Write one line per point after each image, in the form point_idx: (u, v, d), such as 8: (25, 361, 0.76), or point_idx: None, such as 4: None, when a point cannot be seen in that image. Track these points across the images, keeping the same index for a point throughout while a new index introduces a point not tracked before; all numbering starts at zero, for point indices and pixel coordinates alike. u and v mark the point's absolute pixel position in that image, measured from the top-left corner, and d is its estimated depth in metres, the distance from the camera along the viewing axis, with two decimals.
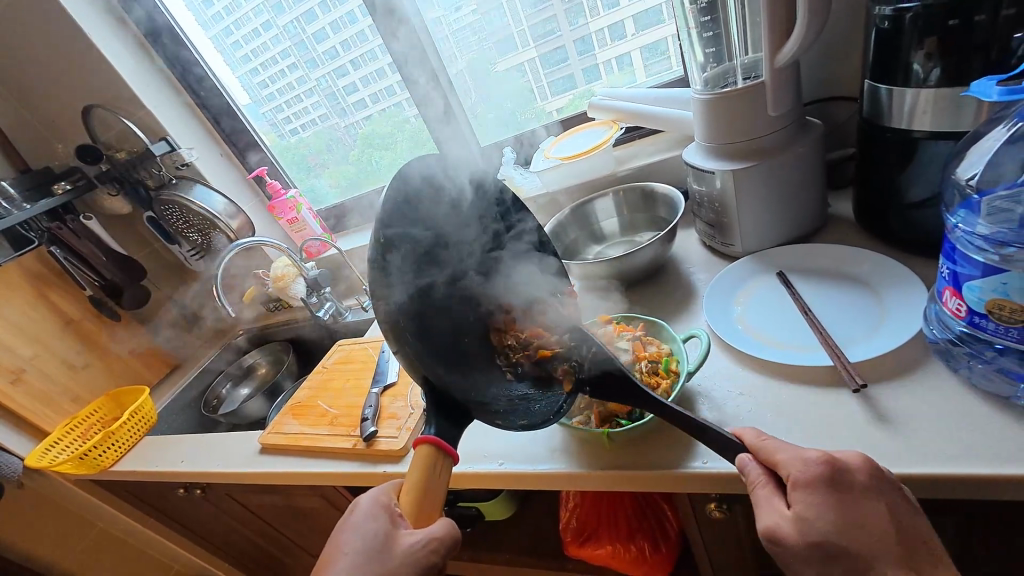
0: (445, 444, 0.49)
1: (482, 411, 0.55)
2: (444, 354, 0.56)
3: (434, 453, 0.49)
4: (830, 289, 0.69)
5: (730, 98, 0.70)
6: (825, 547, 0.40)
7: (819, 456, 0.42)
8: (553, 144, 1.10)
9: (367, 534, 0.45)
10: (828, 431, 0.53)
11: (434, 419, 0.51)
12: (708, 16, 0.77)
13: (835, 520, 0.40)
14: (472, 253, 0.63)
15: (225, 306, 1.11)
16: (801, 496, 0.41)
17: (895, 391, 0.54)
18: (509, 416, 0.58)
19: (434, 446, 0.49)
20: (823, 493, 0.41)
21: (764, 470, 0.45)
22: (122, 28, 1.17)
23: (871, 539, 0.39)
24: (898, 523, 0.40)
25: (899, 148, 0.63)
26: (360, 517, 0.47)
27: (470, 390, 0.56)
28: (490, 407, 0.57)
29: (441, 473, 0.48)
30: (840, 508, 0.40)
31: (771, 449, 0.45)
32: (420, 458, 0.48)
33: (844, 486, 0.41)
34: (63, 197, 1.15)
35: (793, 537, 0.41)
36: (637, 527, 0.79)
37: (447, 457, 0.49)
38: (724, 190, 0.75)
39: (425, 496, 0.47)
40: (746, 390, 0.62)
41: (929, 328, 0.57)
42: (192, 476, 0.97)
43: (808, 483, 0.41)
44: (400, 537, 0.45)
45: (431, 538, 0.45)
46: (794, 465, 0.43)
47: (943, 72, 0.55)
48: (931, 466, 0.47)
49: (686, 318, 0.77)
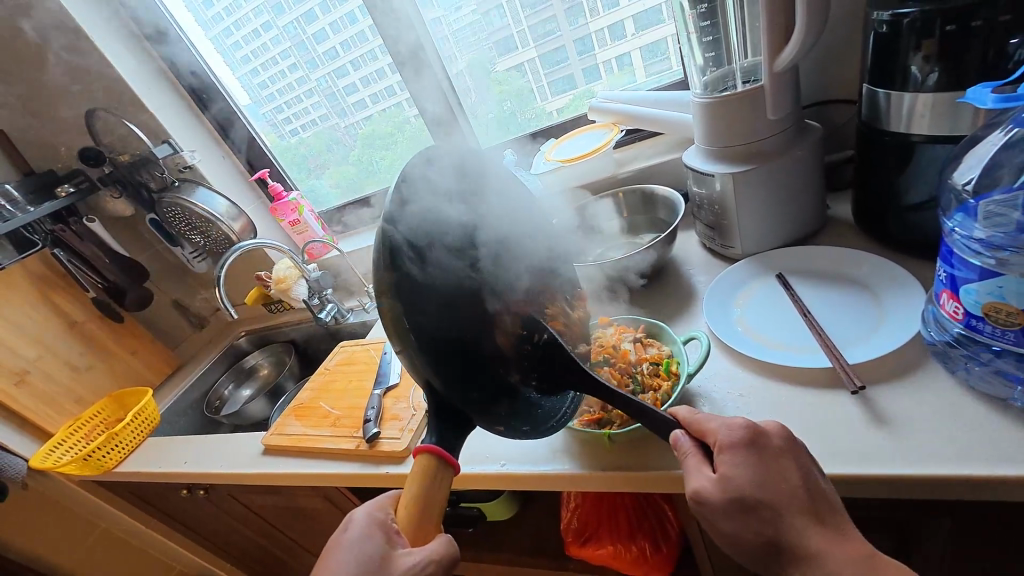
0: (444, 453, 0.49)
1: (485, 419, 0.54)
2: (461, 360, 0.52)
3: (432, 463, 0.49)
4: (830, 292, 0.69)
5: (730, 101, 0.70)
6: (740, 508, 0.42)
7: (743, 423, 0.46)
8: (552, 147, 1.11)
9: (364, 555, 0.46)
10: (828, 431, 0.54)
11: (437, 428, 0.52)
12: (706, 20, 0.78)
13: (754, 479, 0.43)
14: (496, 251, 0.60)
15: (228, 307, 1.12)
16: (724, 458, 0.44)
17: (893, 393, 0.55)
18: (512, 423, 0.56)
19: (433, 456, 0.49)
20: (739, 453, 0.44)
21: (695, 441, 0.48)
22: (124, 31, 1.18)
23: (782, 499, 0.42)
24: (810, 487, 0.43)
25: (897, 151, 0.64)
26: (356, 534, 0.48)
27: (478, 395, 0.53)
28: (495, 413, 0.54)
29: (440, 485, 0.48)
30: (759, 471, 0.43)
31: (701, 421, 0.48)
32: (418, 469, 0.48)
33: (761, 448, 0.44)
34: (67, 199, 1.17)
35: (714, 495, 0.43)
36: (638, 527, 0.80)
37: (447, 467, 0.49)
38: (724, 192, 0.75)
39: (421, 513, 0.47)
40: (746, 391, 0.62)
41: (927, 330, 0.57)
42: (195, 476, 0.97)
43: (731, 446, 0.45)
44: (397, 558, 0.46)
45: (429, 559, 0.46)
46: (721, 431, 0.46)
47: (941, 76, 0.55)
48: (930, 467, 0.47)
49: (686, 320, 0.77)
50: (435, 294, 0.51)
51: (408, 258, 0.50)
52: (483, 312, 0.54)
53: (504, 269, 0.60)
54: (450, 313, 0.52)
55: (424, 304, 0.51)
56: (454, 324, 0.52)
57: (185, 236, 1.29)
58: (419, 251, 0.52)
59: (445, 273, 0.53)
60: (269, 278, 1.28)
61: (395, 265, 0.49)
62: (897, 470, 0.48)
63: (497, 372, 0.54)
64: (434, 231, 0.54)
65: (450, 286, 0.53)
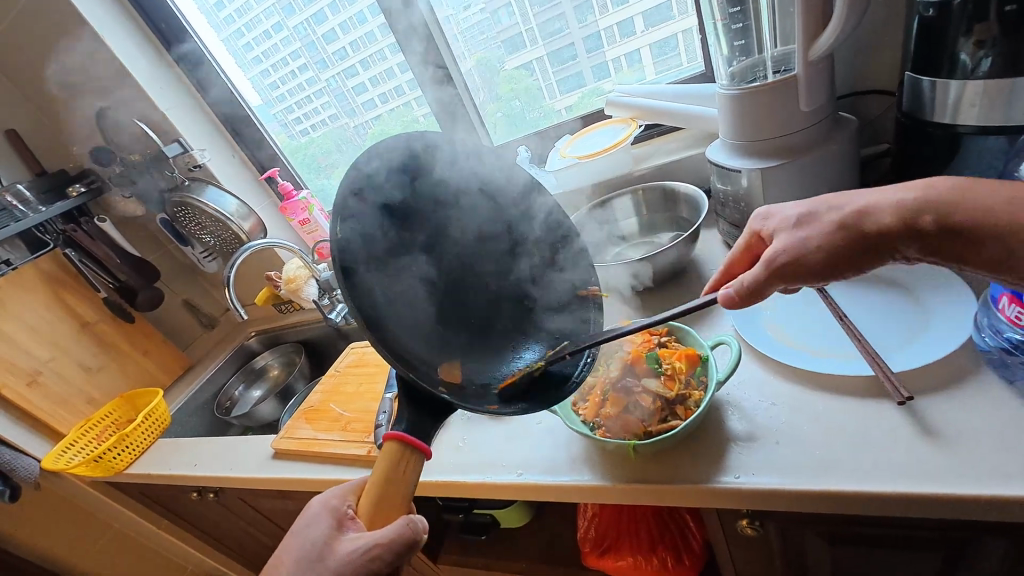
0: (407, 438, 0.47)
1: (471, 397, 0.50)
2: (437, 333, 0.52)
3: (394, 448, 0.46)
4: (867, 294, 0.66)
5: (759, 94, 0.66)
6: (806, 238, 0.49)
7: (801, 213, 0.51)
8: (567, 143, 1.07)
9: (313, 540, 0.47)
10: (879, 449, 0.49)
11: (414, 414, 0.49)
12: (736, 7, 0.75)
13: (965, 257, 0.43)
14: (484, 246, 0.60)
15: (237, 307, 1.07)
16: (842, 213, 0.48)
17: (942, 405, 0.51)
18: (507, 401, 0.52)
19: (395, 441, 0.46)
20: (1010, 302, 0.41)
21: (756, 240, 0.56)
22: (133, 28, 1.16)
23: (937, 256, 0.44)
24: None
25: (943, 143, 0.60)
26: (313, 518, 0.49)
27: (465, 373, 0.52)
28: (482, 391, 0.51)
29: (400, 470, 0.46)
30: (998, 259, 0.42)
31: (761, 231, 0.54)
32: (382, 454, 0.47)
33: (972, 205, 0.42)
34: (77, 200, 1.17)
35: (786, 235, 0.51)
36: (658, 538, 0.76)
37: (411, 451, 0.47)
38: (751, 189, 0.72)
39: (382, 494, 0.47)
40: (780, 399, 0.59)
41: (981, 336, 0.54)
42: (205, 480, 0.96)
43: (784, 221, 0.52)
44: (342, 542, 0.46)
45: (373, 544, 0.44)
46: (779, 225, 0.52)
47: (996, 61, 0.51)
48: (990, 487, 0.43)
49: (708, 323, 0.74)
50: (401, 285, 0.50)
51: (365, 245, 0.47)
52: (453, 295, 0.55)
53: (473, 241, 0.59)
54: (418, 291, 0.52)
55: (387, 288, 0.48)
56: (426, 301, 0.52)
57: (196, 237, 1.29)
58: (380, 240, 0.49)
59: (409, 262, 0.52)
60: (278, 278, 1.26)
61: (351, 263, 0.45)
62: (950, 488, 0.44)
63: (474, 350, 0.54)
64: (399, 221, 0.52)
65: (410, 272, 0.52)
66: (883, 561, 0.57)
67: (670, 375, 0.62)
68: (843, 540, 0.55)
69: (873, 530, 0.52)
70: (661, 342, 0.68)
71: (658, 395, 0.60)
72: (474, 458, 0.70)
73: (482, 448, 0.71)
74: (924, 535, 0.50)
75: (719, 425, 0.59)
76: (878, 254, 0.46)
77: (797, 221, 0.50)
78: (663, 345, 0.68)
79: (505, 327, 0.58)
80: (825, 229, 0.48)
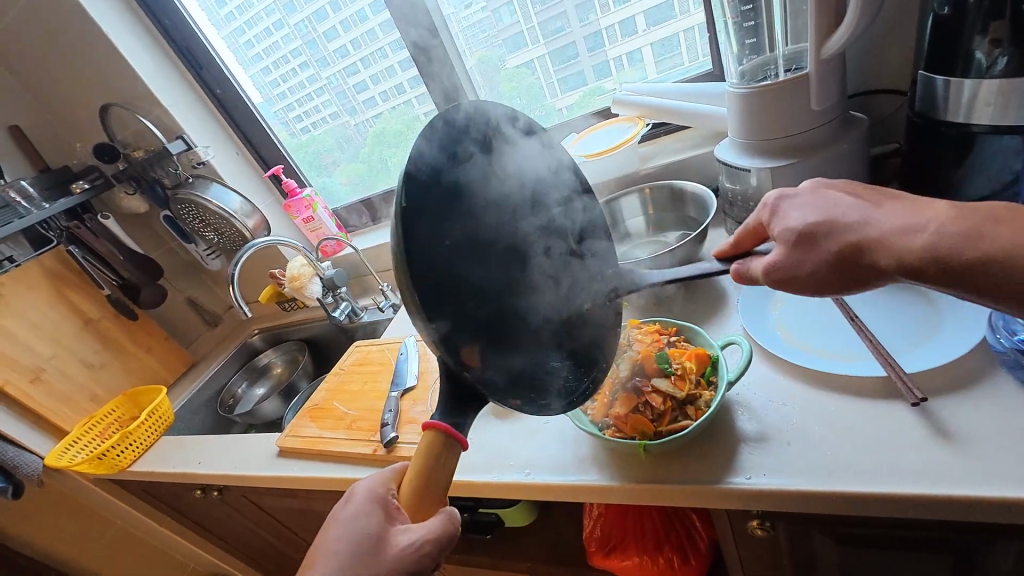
0: (452, 431, 0.47)
1: (503, 394, 0.49)
2: (481, 320, 0.50)
3: (438, 439, 0.47)
4: (877, 296, 0.66)
5: (767, 93, 0.66)
6: (797, 257, 0.50)
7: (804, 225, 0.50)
8: (574, 142, 1.07)
9: (361, 531, 0.45)
10: (891, 450, 0.49)
11: (446, 403, 0.48)
12: (747, 5, 0.75)
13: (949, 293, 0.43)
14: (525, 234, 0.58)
15: (242, 304, 1.07)
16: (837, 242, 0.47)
17: (954, 406, 0.51)
18: (531, 399, 0.52)
19: (438, 432, 0.47)
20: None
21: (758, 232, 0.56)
22: (136, 24, 1.15)
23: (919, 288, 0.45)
24: None
25: (956, 142, 0.59)
26: (354, 510, 0.47)
27: (503, 365, 0.51)
28: (513, 385, 0.51)
29: (446, 461, 0.47)
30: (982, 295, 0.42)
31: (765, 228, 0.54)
32: (425, 446, 0.47)
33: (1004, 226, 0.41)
34: (81, 197, 1.16)
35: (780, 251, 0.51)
36: (664, 537, 0.76)
37: (455, 444, 0.47)
38: (760, 188, 0.71)
39: (428, 486, 0.47)
40: (789, 399, 0.59)
41: (995, 336, 0.53)
42: (210, 478, 0.96)
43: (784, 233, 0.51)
44: (394, 534, 0.45)
45: (425, 538, 0.45)
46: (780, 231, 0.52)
47: (1011, 60, 0.50)
48: (1005, 490, 0.43)
49: (717, 322, 0.74)
50: (452, 267, 0.48)
51: (424, 221, 0.45)
52: (496, 283, 0.53)
53: (518, 228, 0.57)
54: (468, 273, 0.50)
55: (440, 268, 0.47)
56: (473, 285, 0.50)
57: (199, 234, 1.29)
58: (437, 216, 0.47)
59: (462, 241, 0.50)
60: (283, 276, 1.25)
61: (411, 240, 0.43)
62: (963, 489, 0.44)
63: (514, 339, 0.53)
64: (453, 195, 0.49)
65: (462, 252, 0.50)
66: (892, 562, 0.56)
67: (679, 374, 0.62)
68: (851, 540, 0.55)
69: (883, 531, 0.52)
70: (670, 342, 0.67)
71: (669, 394, 0.60)
72: (481, 458, 0.70)
73: (489, 447, 0.71)
74: (936, 536, 0.50)
75: (728, 426, 0.59)
76: (857, 287, 0.47)
77: (800, 239, 0.50)
78: (675, 342, 0.67)
79: (542, 316, 0.56)
80: (823, 256, 0.48)
